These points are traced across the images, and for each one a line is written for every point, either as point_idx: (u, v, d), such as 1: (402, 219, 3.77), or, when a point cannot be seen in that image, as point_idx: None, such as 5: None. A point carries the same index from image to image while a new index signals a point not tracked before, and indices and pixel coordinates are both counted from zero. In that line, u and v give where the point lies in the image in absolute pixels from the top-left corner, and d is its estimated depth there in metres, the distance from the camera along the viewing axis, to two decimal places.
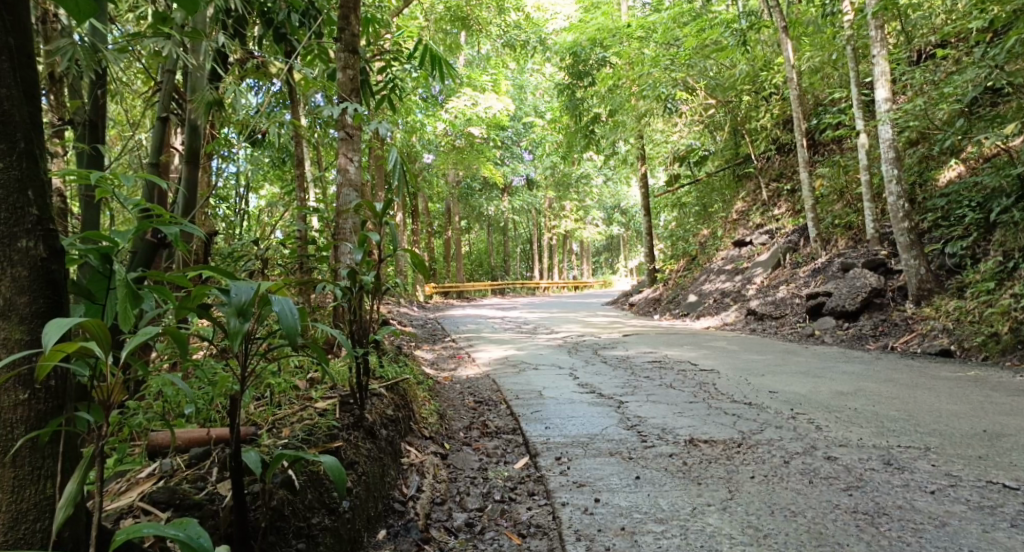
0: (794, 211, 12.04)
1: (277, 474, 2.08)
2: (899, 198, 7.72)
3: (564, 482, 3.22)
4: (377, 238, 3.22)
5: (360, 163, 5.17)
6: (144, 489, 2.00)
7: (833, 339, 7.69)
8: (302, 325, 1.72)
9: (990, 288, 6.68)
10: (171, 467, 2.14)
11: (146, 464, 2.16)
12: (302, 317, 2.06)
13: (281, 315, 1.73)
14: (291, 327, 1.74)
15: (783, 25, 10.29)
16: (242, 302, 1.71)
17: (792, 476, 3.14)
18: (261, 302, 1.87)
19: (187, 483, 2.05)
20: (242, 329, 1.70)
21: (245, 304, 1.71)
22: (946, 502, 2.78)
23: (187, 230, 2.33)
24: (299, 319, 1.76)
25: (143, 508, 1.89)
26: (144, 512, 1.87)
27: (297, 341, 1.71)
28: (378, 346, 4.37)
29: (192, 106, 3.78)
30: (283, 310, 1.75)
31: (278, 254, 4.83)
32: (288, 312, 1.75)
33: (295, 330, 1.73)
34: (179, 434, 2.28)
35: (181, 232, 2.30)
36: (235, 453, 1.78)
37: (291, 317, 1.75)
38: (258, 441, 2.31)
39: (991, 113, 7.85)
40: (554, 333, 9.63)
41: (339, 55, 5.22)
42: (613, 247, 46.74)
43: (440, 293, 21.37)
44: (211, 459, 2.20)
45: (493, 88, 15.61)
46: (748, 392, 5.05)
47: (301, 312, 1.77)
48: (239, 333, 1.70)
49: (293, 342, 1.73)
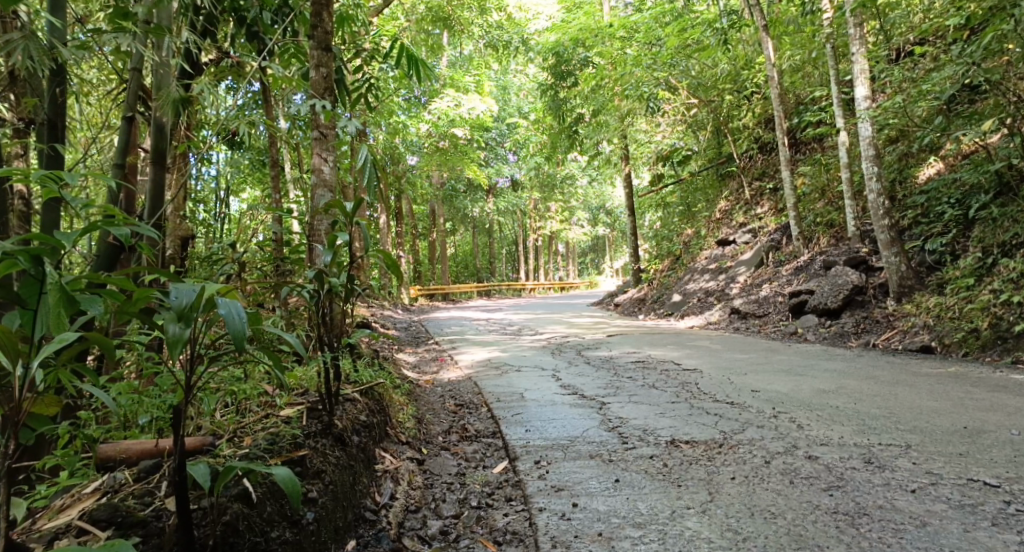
0: (776, 209, 12.06)
1: (233, 486, 2.00)
2: (879, 195, 7.73)
3: (543, 486, 3.15)
4: (346, 239, 3.13)
5: (335, 162, 5.07)
6: (86, 506, 1.90)
7: (815, 337, 7.70)
8: (250, 330, 1.65)
9: (969, 285, 6.70)
10: (117, 482, 2.03)
11: (94, 479, 2.06)
12: (255, 320, 1.98)
13: (227, 319, 1.66)
14: (237, 330, 1.67)
15: (763, 25, 10.33)
16: (183, 305, 1.63)
17: (773, 476, 3.09)
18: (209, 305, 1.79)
19: (133, 499, 1.95)
20: (183, 335, 1.63)
21: (187, 308, 1.63)
22: (927, 501, 2.75)
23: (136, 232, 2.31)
24: (246, 323, 1.69)
25: (81, 527, 1.80)
26: (82, 532, 1.77)
27: (244, 347, 1.64)
28: (353, 350, 4.29)
29: (157, 103, 3.65)
30: (229, 313, 1.68)
31: (253, 257, 4.73)
32: (235, 316, 1.68)
33: (243, 336, 1.65)
34: (129, 446, 2.17)
35: (132, 234, 2.28)
36: (179, 463, 1.73)
37: (238, 322, 1.68)
38: (214, 450, 2.22)
39: (969, 110, 7.90)
40: (538, 335, 9.59)
41: (313, 53, 5.16)
42: (598, 249, 46.85)
43: (425, 296, 21.25)
44: (160, 473, 2.09)
45: (476, 89, 15.58)
46: (730, 391, 5.02)
47: (249, 316, 1.70)
48: (181, 339, 1.63)
49: (240, 348, 1.65)
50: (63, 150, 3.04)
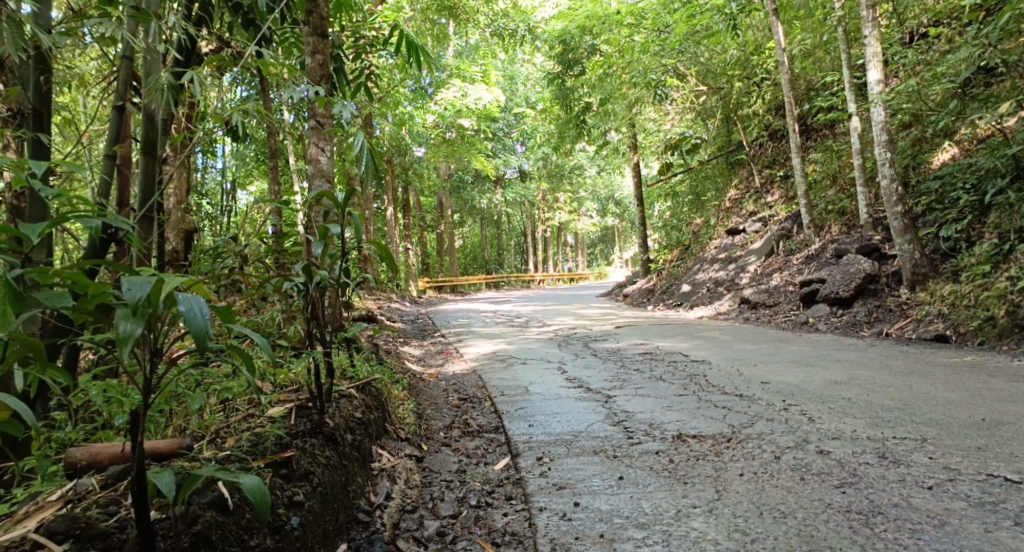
0: (787, 197, 11.86)
1: (207, 493, 1.93)
2: (893, 182, 7.54)
3: (544, 484, 3.04)
4: (338, 230, 3.03)
5: (331, 152, 4.98)
6: (45, 516, 1.82)
7: (827, 326, 7.54)
8: (211, 328, 1.59)
9: (986, 272, 6.52)
10: (83, 489, 1.96)
11: (59, 486, 1.98)
12: (228, 320, 1.92)
13: (187, 316, 1.61)
14: (199, 328, 1.62)
15: (773, 8, 10.04)
16: (137, 300, 1.58)
17: (782, 473, 2.97)
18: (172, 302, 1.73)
19: (97, 508, 1.88)
20: (137, 333, 1.58)
21: (140, 302, 1.57)
22: (945, 499, 2.61)
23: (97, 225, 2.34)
24: (208, 321, 1.63)
25: (37, 540, 1.72)
26: (37, 545, 1.70)
27: (205, 345, 1.58)
28: (351, 345, 4.20)
29: (146, 91, 3.53)
30: (190, 311, 1.62)
31: (253, 250, 4.65)
32: (196, 314, 1.63)
33: (204, 334, 1.60)
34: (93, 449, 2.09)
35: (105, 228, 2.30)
36: (139, 470, 1.66)
37: (200, 321, 1.61)
38: (191, 452, 2.14)
39: (986, 92, 7.67)
40: (546, 327, 9.46)
41: (308, 39, 5.11)
42: (608, 239, 46.57)
43: (433, 288, 21.17)
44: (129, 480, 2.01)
45: (483, 78, 15.27)
46: (739, 383, 4.90)
47: (212, 314, 1.65)
48: (136, 337, 1.58)
49: (201, 346, 1.60)
50: (48, 139, 2.98)
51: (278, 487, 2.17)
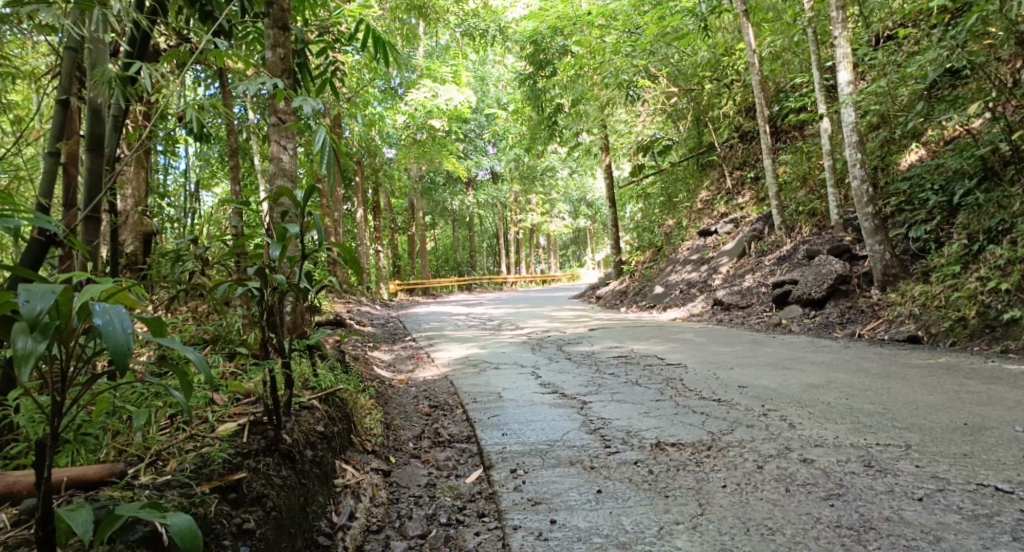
0: (758, 199, 11.91)
1: (136, 529, 1.75)
2: (863, 183, 7.53)
3: (519, 500, 2.88)
4: (296, 230, 2.83)
5: (294, 150, 4.75)
6: None
7: (800, 328, 7.52)
8: (132, 345, 1.52)
9: (956, 272, 6.54)
10: None
11: None
12: (157, 333, 1.84)
13: (106, 332, 1.54)
14: (119, 343, 1.55)
15: (744, 10, 10.01)
16: (36, 315, 1.50)
17: (767, 484, 2.85)
18: (85, 313, 1.65)
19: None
20: (38, 350, 1.51)
21: (39, 316, 1.50)
22: (938, 512, 2.51)
23: (7, 225, 2.11)
24: (129, 335, 1.56)
25: None
26: None
27: (124, 364, 1.50)
28: (312, 354, 3.98)
29: (91, 83, 3.27)
30: (109, 325, 1.55)
31: (213, 252, 4.39)
32: (117, 328, 1.56)
33: (124, 352, 1.53)
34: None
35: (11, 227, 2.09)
36: (44, 510, 1.62)
37: (115, 335, 1.55)
38: (122, 481, 1.98)
39: (951, 95, 7.74)
40: (519, 329, 9.31)
41: (268, 32, 4.88)
42: (580, 241, 46.65)
43: (405, 291, 20.85)
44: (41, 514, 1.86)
45: (453, 78, 15.00)
46: (716, 387, 4.78)
47: (134, 327, 1.58)
48: (37, 354, 1.52)
49: (121, 364, 1.52)
50: None
51: (225, 515, 1.99)
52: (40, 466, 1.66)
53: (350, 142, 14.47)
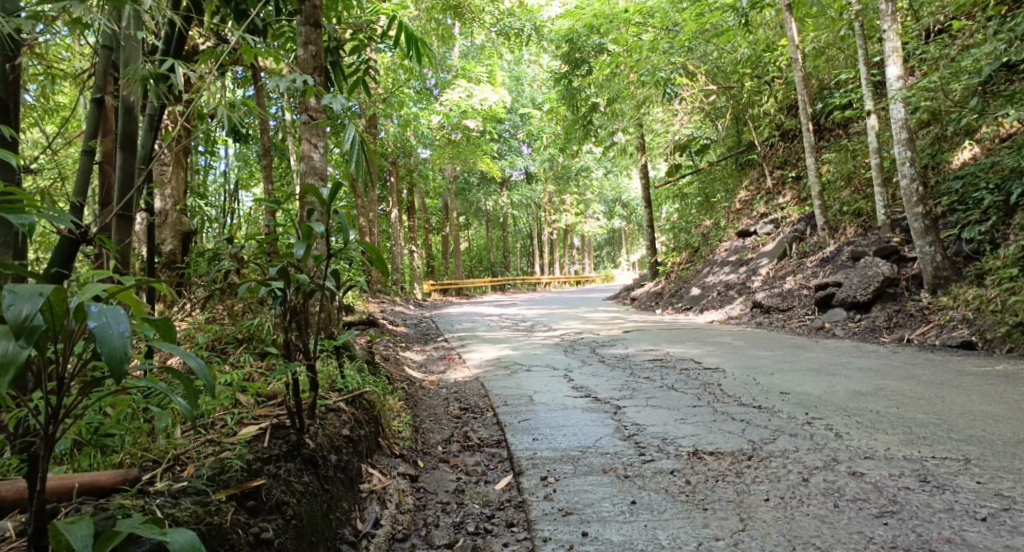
0: (800, 199, 11.55)
1: (144, 541, 1.72)
2: (913, 182, 7.18)
3: (549, 509, 2.76)
4: (321, 230, 2.74)
5: (325, 148, 4.70)
6: None
7: (845, 332, 7.22)
8: (127, 350, 1.52)
9: (1013, 275, 6.19)
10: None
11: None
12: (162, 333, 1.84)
13: (100, 337, 1.53)
14: (115, 349, 1.54)
15: (787, 4, 9.68)
16: (23, 323, 1.49)
17: (813, 498, 2.68)
18: (76, 316, 1.64)
19: None
20: (23, 355, 1.50)
21: (26, 322, 1.49)
22: (1004, 534, 2.32)
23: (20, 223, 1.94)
24: (125, 339, 1.56)
25: None
26: None
27: (121, 370, 1.51)
28: (340, 354, 3.91)
29: (123, 82, 3.21)
30: (103, 330, 1.55)
31: (244, 251, 4.38)
32: (111, 333, 1.56)
33: (120, 357, 1.53)
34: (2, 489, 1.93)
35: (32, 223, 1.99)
36: (36, 526, 1.65)
37: (108, 340, 1.54)
38: (134, 489, 1.96)
39: (1009, 89, 7.34)
40: (552, 331, 9.16)
41: (299, 30, 4.85)
42: (615, 242, 46.24)
43: (439, 291, 20.82)
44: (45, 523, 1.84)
45: (488, 79, 14.90)
46: (757, 393, 4.58)
47: (129, 332, 1.57)
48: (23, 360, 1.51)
49: (117, 370, 1.53)
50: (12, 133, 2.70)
51: (241, 525, 1.94)
52: (33, 477, 1.67)
53: (384, 143, 14.49)
